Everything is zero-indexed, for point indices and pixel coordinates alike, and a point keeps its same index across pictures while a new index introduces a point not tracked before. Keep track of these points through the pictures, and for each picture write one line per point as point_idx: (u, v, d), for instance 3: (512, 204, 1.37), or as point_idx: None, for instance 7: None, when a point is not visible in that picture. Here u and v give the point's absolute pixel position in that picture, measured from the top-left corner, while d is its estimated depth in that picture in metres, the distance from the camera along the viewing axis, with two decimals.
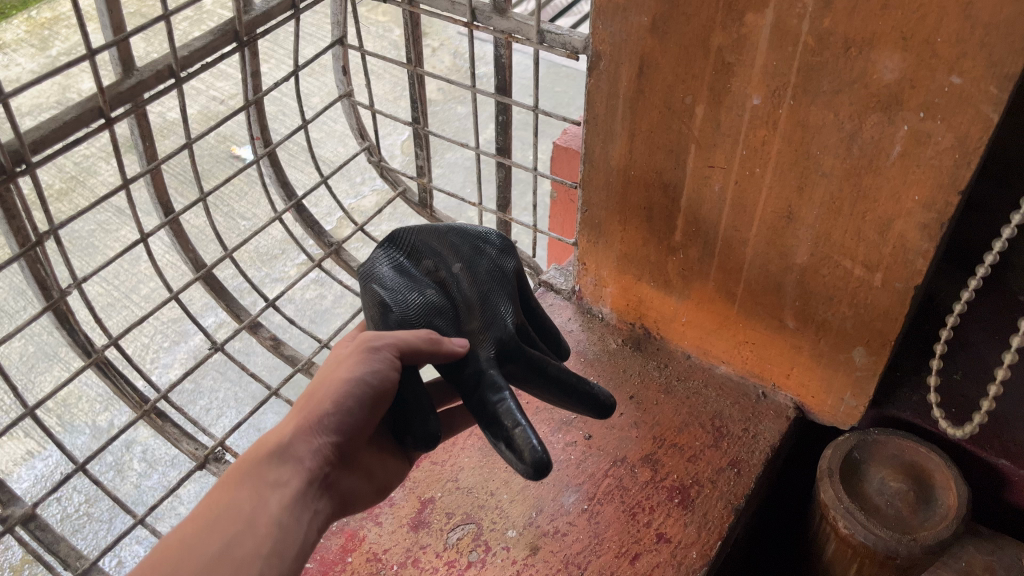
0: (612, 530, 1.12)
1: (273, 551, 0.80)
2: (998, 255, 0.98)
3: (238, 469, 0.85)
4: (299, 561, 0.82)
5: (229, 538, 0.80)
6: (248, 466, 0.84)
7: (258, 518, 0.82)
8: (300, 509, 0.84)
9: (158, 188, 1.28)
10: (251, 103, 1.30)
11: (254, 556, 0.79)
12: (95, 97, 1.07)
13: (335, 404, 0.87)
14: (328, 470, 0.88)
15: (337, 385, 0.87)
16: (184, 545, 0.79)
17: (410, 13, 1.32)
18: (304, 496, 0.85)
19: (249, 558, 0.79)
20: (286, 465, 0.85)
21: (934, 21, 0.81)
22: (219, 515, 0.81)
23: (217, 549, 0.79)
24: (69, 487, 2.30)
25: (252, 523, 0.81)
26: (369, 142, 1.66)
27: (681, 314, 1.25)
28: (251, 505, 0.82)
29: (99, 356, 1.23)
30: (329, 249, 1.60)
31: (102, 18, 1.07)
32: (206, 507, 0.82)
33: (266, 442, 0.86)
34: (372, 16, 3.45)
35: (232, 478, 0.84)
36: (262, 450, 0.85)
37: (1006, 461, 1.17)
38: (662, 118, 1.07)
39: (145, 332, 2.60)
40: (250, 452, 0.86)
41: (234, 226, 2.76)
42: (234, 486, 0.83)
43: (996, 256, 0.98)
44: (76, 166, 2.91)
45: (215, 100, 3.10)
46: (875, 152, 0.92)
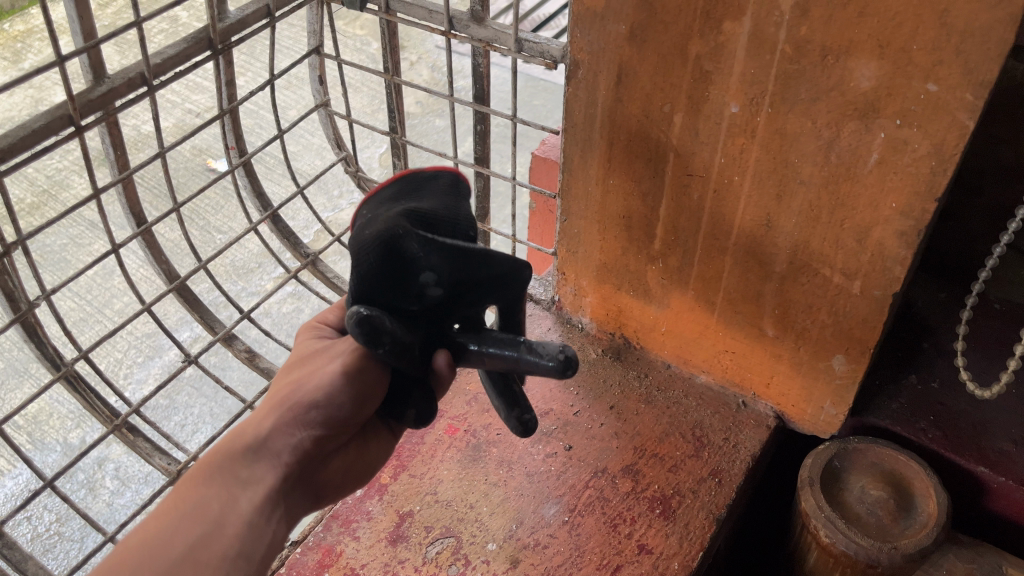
0: (593, 542, 1.11)
1: (239, 554, 0.82)
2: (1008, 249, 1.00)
3: (211, 463, 0.86)
4: (264, 562, 0.83)
5: (197, 537, 0.81)
6: (222, 461, 0.86)
7: (226, 518, 0.83)
8: (270, 508, 0.86)
9: (130, 199, 1.25)
10: (226, 112, 1.29)
11: (219, 558, 0.80)
12: (64, 104, 1.05)
13: (322, 397, 0.87)
14: (304, 464, 0.89)
15: (327, 379, 0.87)
16: (151, 540, 0.80)
17: (387, 23, 1.31)
18: (276, 494, 0.86)
19: (214, 559, 0.80)
20: (261, 461, 0.87)
21: (910, 29, 0.82)
22: (186, 512, 0.82)
23: (184, 546, 0.80)
24: (39, 506, 2.25)
25: (219, 523, 0.82)
26: (346, 152, 1.64)
27: (661, 323, 1.25)
28: (220, 504, 0.84)
29: (69, 370, 1.20)
30: (306, 260, 1.58)
31: (72, 25, 1.05)
32: (174, 500, 0.83)
33: (242, 435, 0.88)
34: (349, 29, 3.44)
35: (206, 473, 0.85)
36: (237, 444, 0.87)
37: (985, 468, 1.17)
38: (641, 127, 1.06)
39: (118, 347, 2.56)
40: (223, 445, 0.87)
41: (210, 239, 2.73)
42: (206, 482, 0.85)
43: (992, 272, 1.03)
44: (48, 180, 2.87)
45: (191, 113, 3.08)
46: (853, 160, 0.93)
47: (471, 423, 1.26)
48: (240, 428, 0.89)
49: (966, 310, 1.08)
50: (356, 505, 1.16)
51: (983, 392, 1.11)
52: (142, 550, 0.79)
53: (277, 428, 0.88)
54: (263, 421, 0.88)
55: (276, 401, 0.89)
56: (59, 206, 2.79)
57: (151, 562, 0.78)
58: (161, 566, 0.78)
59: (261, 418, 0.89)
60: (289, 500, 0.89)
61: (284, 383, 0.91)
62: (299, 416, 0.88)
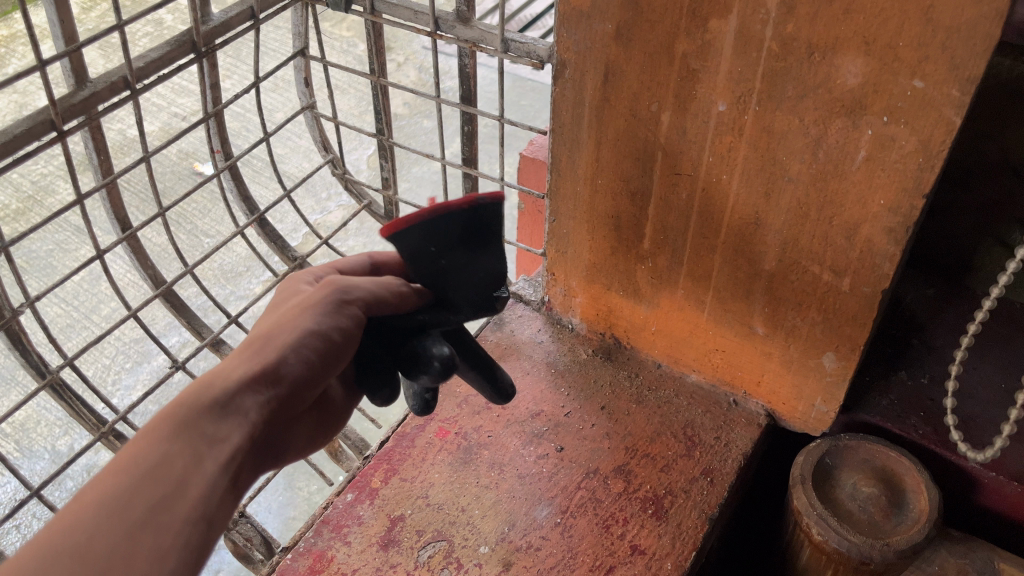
0: (586, 543, 1.10)
1: (202, 515, 0.66)
2: (1005, 286, 1.00)
3: (166, 421, 0.70)
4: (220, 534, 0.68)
5: (157, 496, 0.65)
6: (182, 417, 0.70)
7: (188, 479, 0.67)
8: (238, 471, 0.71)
9: (114, 204, 1.24)
10: (210, 115, 1.28)
11: (184, 524, 0.65)
12: (46, 109, 1.03)
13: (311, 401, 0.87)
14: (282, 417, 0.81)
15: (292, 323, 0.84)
16: (99, 501, 0.64)
17: (372, 24, 1.30)
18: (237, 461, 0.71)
19: (178, 522, 0.65)
20: (228, 420, 0.72)
21: (896, 25, 0.81)
22: (142, 467, 0.66)
23: (142, 506, 0.64)
24: (27, 514, 2.23)
25: (181, 482, 0.67)
26: (333, 155, 1.63)
27: (651, 323, 1.25)
28: (180, 464, 0.68)
29: (54, 378, 1.18)
30: (294, 263, 1.57)
31: (54, 29, 1.04)
32: (126, 455, 0.67)
33: (211, 388, 0.73)
34: (335, 30, 3.43)
35: (161, 429, 0.69)
36: (203, 397, 0.72)
37: (975, 463, 1.17)
38: (628, 126, 1.06)
39: (105, 353, 2.54)
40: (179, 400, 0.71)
41: (197, 243, 2.71)
42: (162, 439, 0.68)
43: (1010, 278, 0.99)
44: (33, 185, 2.84)
45: (177, 116, 3.06)
46: (840, 157, 0.93)
47: (462, 425, 1.25)
48: (206, 379, 0.74)
49: (976, 323, 1.03)
50: (347, 510, 1.15)
51: (977, 454, 1.10)
52: (89, 512, 0.63)
53: (251, 377, 0.74)
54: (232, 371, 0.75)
55: (246, 342, 0.78)
56: (44, 211, 2.77)
57: (102, 527, 0.62)
58: (115, 532, 0.63)
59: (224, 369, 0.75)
60: (242, 471, 0.72)
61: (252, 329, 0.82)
62: (277, 366, 0.76)
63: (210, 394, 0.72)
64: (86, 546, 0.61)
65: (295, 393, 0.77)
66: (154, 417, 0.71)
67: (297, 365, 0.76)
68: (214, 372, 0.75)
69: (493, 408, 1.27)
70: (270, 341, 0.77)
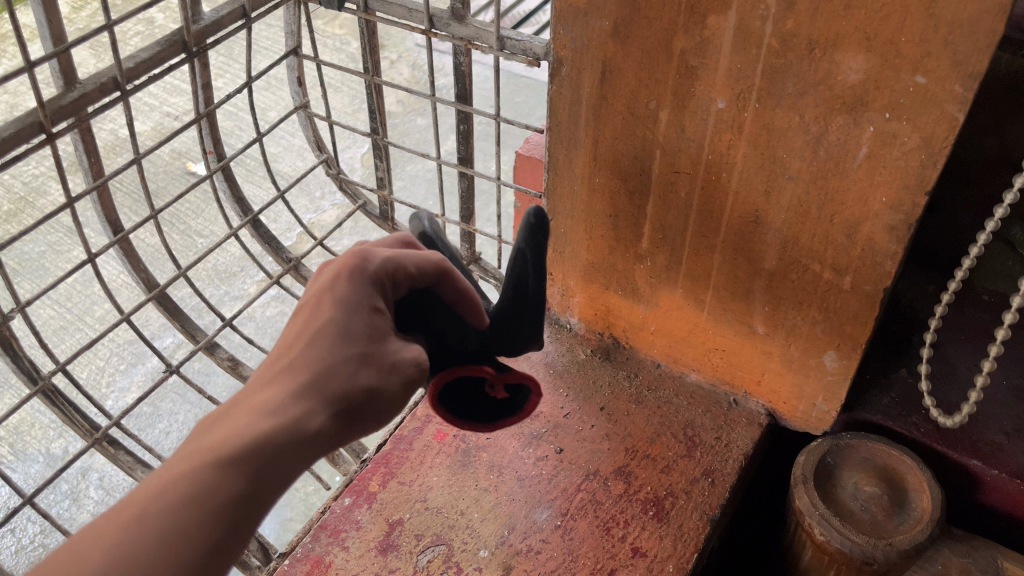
0: (586, 546, 1.09)
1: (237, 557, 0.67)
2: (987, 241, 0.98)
3: (245, 457, 0.68)
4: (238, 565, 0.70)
5: (216, 539, 0.65)
6: (262, 459, 0.69)
7: (246, 525, 0.67)
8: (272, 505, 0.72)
9: (105, 206, 1.22)
10: (202, 116, 1.26)
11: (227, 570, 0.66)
12: (34, 111, 1.02)
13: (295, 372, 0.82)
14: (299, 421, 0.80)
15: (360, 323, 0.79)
16: (164, 532, 0.64)
17: (366, 22, 1.29)
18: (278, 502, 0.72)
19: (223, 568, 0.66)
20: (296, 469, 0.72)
21: (897, 21, 0.80)
22: (211, 507, 0.66)
23: (201, 549, 0.65)
24: (22, 518, 2.21)
25: (239, 528, 0.67)
26: (327, 154, 1.62)
27: (650, 323, 1.24)
28: (246, 510, 0.68)
29: (46, 383, 1.17)
30: (288, 264, 1.55)
31: (41, 30, 1.02)
32: (196, 484, 0.66)
33: (298, 432, 0.71)
34: (328, 28, 3.41)
35: (236, 465, 0.68)
36: (281, 443, 0.70)
37: (977, 461, 1.16)
38: (626, 124, 1.05)
39: (99, 355, 2.52)
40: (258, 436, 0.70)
41: (191, 244, 2.69)
42: (237, 478, 0.67)
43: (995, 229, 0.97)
44: (25, 186, 2.82)
45: (169, 116, 3.04)
46: (841, 154, 0.91)
47: (460, 428, 1.24)
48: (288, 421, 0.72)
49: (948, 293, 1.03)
50: (344, 515, 1.14)
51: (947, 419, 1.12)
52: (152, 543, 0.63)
53: (331, 426, 0.73)
54: (316, 411, 0.73)
55: (332, 377, 0.75)
56: (36, 212, 2.75)
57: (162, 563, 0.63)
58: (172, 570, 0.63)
59: (307, 408, 0.73)
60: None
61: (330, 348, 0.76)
62: (352, 422, 0.75)
63: (294, 438, 0.71)
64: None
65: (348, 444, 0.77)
66: (229, 441, 0.69)
67: (367, 423, 0.76)
68: (297, 401, 0.73)
69: None
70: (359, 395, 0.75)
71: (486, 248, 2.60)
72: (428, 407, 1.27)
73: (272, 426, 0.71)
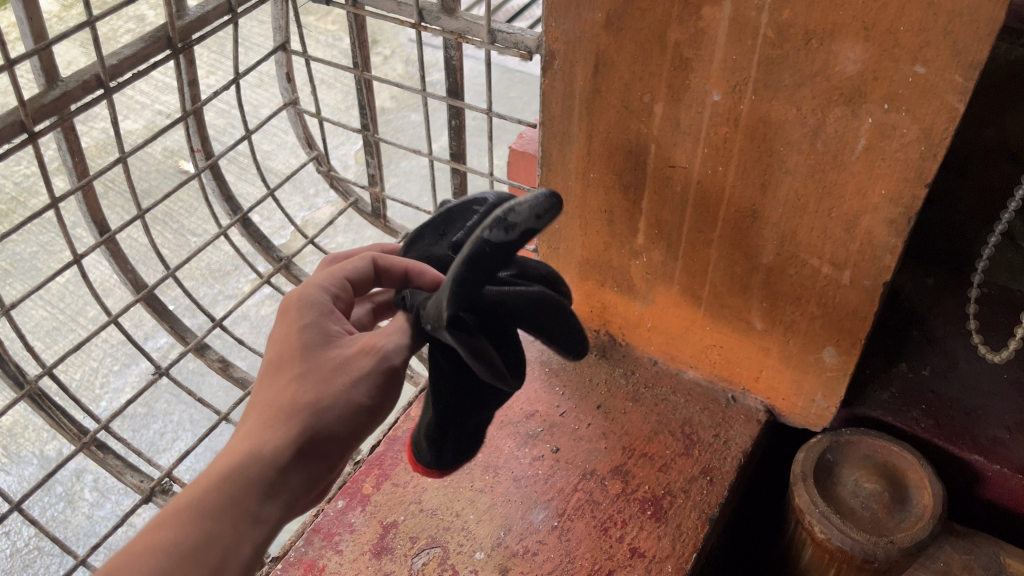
0: (583, 547, 1.08)
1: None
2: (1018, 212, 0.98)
3: (208, 499, 0.73)
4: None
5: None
6: (226, 495, 0.74)
7: (226, 562, 0.72)
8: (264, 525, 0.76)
9: (91, 205, 1.20)
10: (190, 114, 1.24)
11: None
12: (16, 110, 1.00)
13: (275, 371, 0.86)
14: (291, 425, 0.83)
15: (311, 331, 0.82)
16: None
17: (355, 16, 1.26)
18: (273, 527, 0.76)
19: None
20: (268, 499, 0.76)
21: (896, 9, 0.79)
22: (183, 548, 0.71)
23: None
24: (17, 521, 2.19)
25: (219, 567, 0.71)
26: (318, 151, 1.59)
27: (646, 319, 1.22)
28: (220, 547, 0.72)
29: (33, 387, 1.15)
30: (279, 263, 1.53)
31: (22, 27, 1.00)
32: (165, 531, 0.71)
33: (257, 463, 0.76)
34: (320, 24, 3.39)
35: (199, 510, 0.73)
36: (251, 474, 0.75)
37: (979, 456, 1.15)
38: (620, 118, 1.03)
39: (92, 356, 2.50)
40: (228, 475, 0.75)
41: (184, 243, 2.67)
42: (205, 517, 0.73)
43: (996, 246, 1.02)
44: (15, 186, 2.80)
45: (161, 114, 3.01)
46: (840, 147, 0.90)
47: None
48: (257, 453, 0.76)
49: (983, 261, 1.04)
50: (338, 518, 1.13)
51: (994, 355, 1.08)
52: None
53: (292, 452, 0.77)
54: (274, 440, 0.77)
55: (283, 406, 0.79)
56: (26, 213, 2.72)
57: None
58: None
59: (264, 440, 0.77)
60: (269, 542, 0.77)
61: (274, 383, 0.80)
62: (315, 445, 0.79)
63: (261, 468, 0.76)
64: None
65: (330, 466, 0.81)
66: (191, 489, 0.74)
67: (333, 442, 0.79)
68: (256, 437, 0.77)
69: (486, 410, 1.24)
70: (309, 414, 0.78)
71: None
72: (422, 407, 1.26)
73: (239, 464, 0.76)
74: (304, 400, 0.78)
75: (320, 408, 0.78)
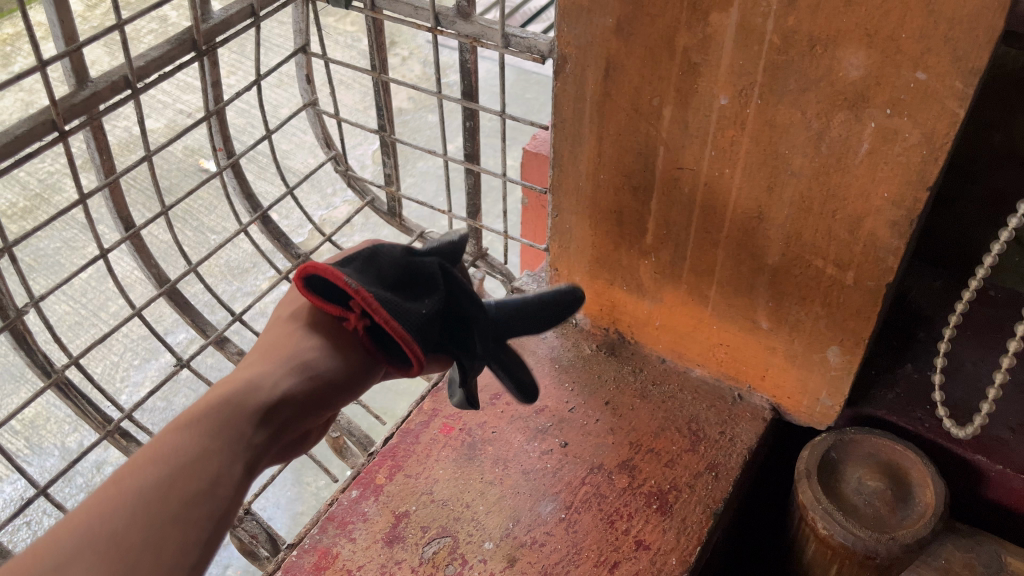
0: (590, 539, 1.11)
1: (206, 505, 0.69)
2: (999, 254, 0.99)
3: (209, 417, 0.75)
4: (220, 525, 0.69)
5: (192, 490, 0.69)
6: (224, 415, 0.75)
7: (221, 478, 0.71)
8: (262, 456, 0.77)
9: (117, 201, 1.24)
10: (212, 114, 1.27)
11: (209, 524, 0.68)
12: (47, 109, 1.04)
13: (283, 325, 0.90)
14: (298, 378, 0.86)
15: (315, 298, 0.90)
16: (140, 490, 0.67)
17: (373, 20, 1.30)
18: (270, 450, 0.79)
19: (205, 518, 0.68)
20: (262, 426, 0.77)
21: (898, 17, 0.81)
22: (182, 459, 0.70)
23: (178, 500, 0.68)
24: (38, 511, 2.24)
25: (214, 482, 0.71)
26: (336, 151, 1.63)
27: (655, 317, 1.24)
28: (216, 461, 0.72)
29: (60, 376, 1.19)
30: (297, 260, 1.57)
31: (54, 29, 1.04)
32: (166, 445, 0.71)
33: (255, 392, 0.79)
34: (340, 26, 3.43)
35: (202, 425, 0.74)
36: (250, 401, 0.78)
37: (982, 456, 1.17)
38: (629, 121, 1.06)
39: (113, 350, 2.55)
40: (226, 394, 0.77)
41: (203, 240, 2.72)
42: (204, 435, 0.73)
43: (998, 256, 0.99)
44: (40, 183, 2.86)
45: (183, 113, 3.06)
46: (844, 150, 0.92)
47: (466, 422, 1.25)
48: (254, 383, 0.79)
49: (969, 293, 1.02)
50: (352, 507, 1.16)
51: (959, 431, 1.12)
52: (127, 498, 0.67)
53: (292, 392, 0.81)
54: (275, 379, 0.81)
55: (282, 353, 0.84)
56: (51, 209, 2.78)
57: (136, 518, 0.66)
58: (147, 524, 0.66)
59: (264, 380, 0.80)
60: (257, 471, 0.78)
61: (282, 334, 0.87)
62: (314, 391, 0.83)
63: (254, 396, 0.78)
64: (117, 540, 0.64)
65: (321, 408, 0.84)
66: (193, 407, 0.76)
67: (328, 393, 0.84)
68: (253, 374, 0.81)
69: (497, 405, 1.27)
70: (306, 360, 0.84)
71: (497, 244, 2.61)
72: (434, 401, 1.29)
73: (238, 390, 0.78)
74: (302, 351, 0.84)
75: (315, 357, 0.84)
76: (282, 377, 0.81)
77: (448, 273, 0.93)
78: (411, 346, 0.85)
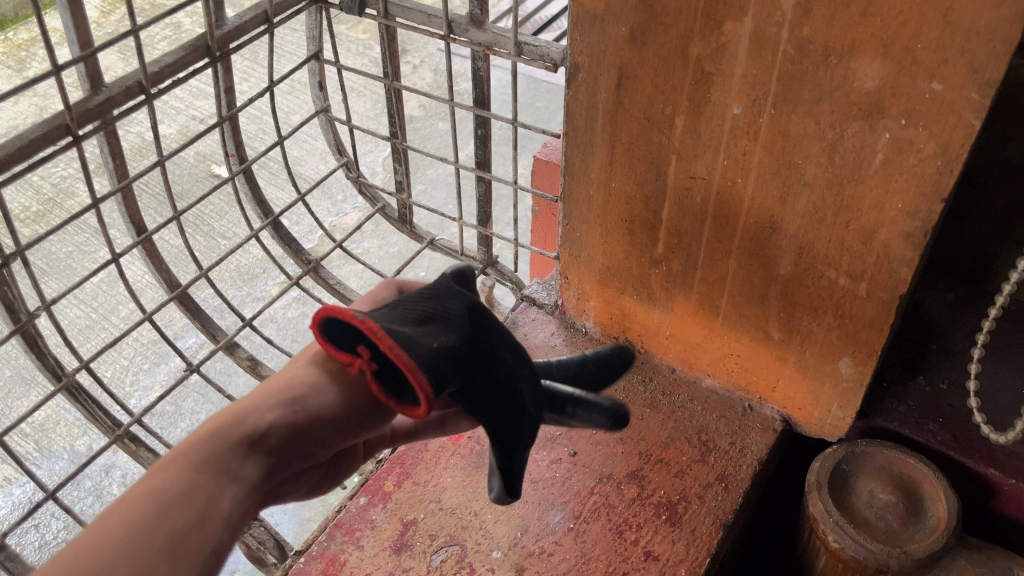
0: (599, 549, 1.10)
1: (192, 545, 0.67)
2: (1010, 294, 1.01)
3: (196, 453, 0.72)
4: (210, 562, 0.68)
5: (180, 526, 0.67)
6: (212, 450, 0.73)
7: (210, 511, 0.70)
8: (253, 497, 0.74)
9: (129, 206, 1.24)
10: (225, 119, 1.28)
11: (198, 560, 0.67)
12: (61, 114, 1.04)
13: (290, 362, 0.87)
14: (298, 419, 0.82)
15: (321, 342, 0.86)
16: (128, 527, 0.66)
17: (386, 27, 1.29)
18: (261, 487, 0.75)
19: (192, 557, 0.67)
20: (250, 462, 0.74)
21: (913, 29, 0.80)
22: (170, 496, 0.69)
23: (166, 535, 0.67)
24: (46, 514, 2.24)
25: (202, 518, 0.69)
26: (348, 158, 1.63)
27: (665, 327, 1.24)
28: (203, 497, 0.70)
29: (70, 380, 1.19)
30: (308, 266, 1.57)
31: (69, 35, 1.04)
32: (155, 482, 0.69)
33: (241, 425, 0.75)
34: (352, 34, 3.45)
35: (192, 459, 0.72)
36: (235, 433, 0.74)
37: (995, 470, 1.16)
38: (642, 130, 1.05)
39: (123, 354, 2.56)
40: (214, 429, 0.74)
41: (214, 245, 2.73)
42: (191, 470, 0.71)
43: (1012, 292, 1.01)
44: (53, 187, 2.87)
45: (195, 119, 3.08)
46: (857, 160, 0.91)
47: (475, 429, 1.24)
48: (242, 413, 0.76)
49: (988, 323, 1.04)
50: (359, 514, 1.16)
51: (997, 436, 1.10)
52: (114, 537, 0.65)
53: (280, 425, 0.77)
54: (264, 412, 0.77)
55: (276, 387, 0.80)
56: (64, 213, 2.79)
57: (122, 560, 0.64)
58: (133, 565, 0.64)
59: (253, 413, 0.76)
60: (252, 506, 0.75)
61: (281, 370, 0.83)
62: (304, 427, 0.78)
63: (241, 432, 0.75)
64: None
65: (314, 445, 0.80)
66: (184, 442, 0.74)
67: (320, 428, 0.79)
68: (245, 405, 0.77)
69: None
70: (298, 393, 0.79)
71: (506, 251, 2.61)
72: None
73: (226, 424, 0.75)
74: (296, 385, 0.80)
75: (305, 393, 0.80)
76: (271, 413, 0.77)
77: (477, 313, 0.83)
78: (418, 378, 0.73)
